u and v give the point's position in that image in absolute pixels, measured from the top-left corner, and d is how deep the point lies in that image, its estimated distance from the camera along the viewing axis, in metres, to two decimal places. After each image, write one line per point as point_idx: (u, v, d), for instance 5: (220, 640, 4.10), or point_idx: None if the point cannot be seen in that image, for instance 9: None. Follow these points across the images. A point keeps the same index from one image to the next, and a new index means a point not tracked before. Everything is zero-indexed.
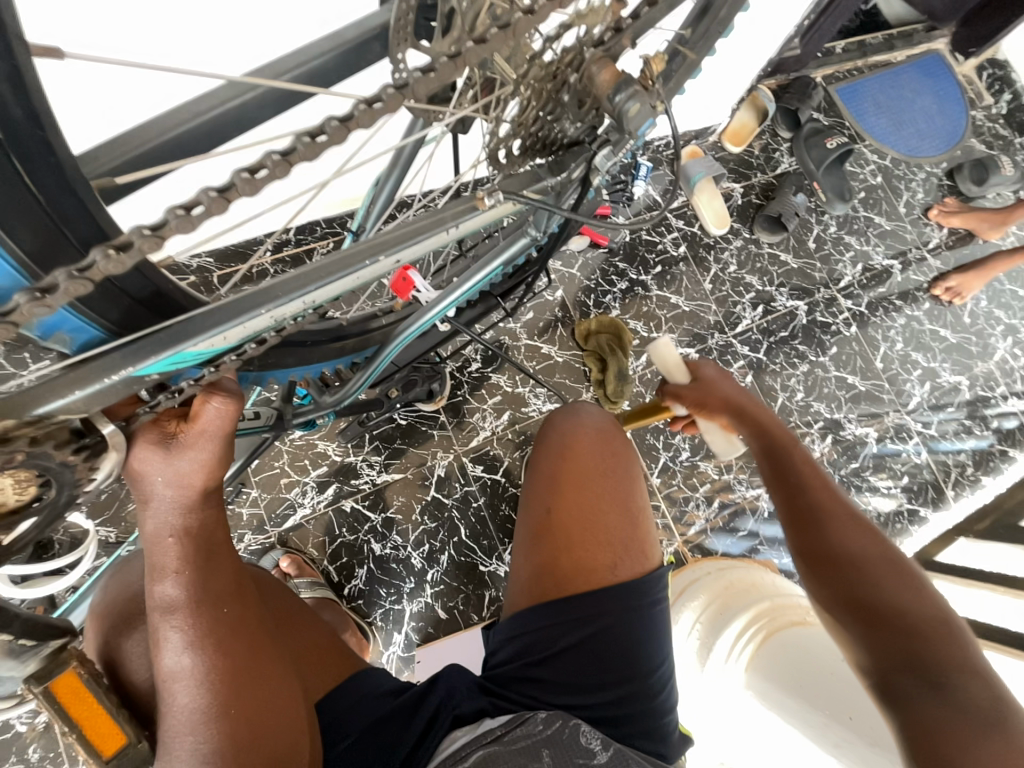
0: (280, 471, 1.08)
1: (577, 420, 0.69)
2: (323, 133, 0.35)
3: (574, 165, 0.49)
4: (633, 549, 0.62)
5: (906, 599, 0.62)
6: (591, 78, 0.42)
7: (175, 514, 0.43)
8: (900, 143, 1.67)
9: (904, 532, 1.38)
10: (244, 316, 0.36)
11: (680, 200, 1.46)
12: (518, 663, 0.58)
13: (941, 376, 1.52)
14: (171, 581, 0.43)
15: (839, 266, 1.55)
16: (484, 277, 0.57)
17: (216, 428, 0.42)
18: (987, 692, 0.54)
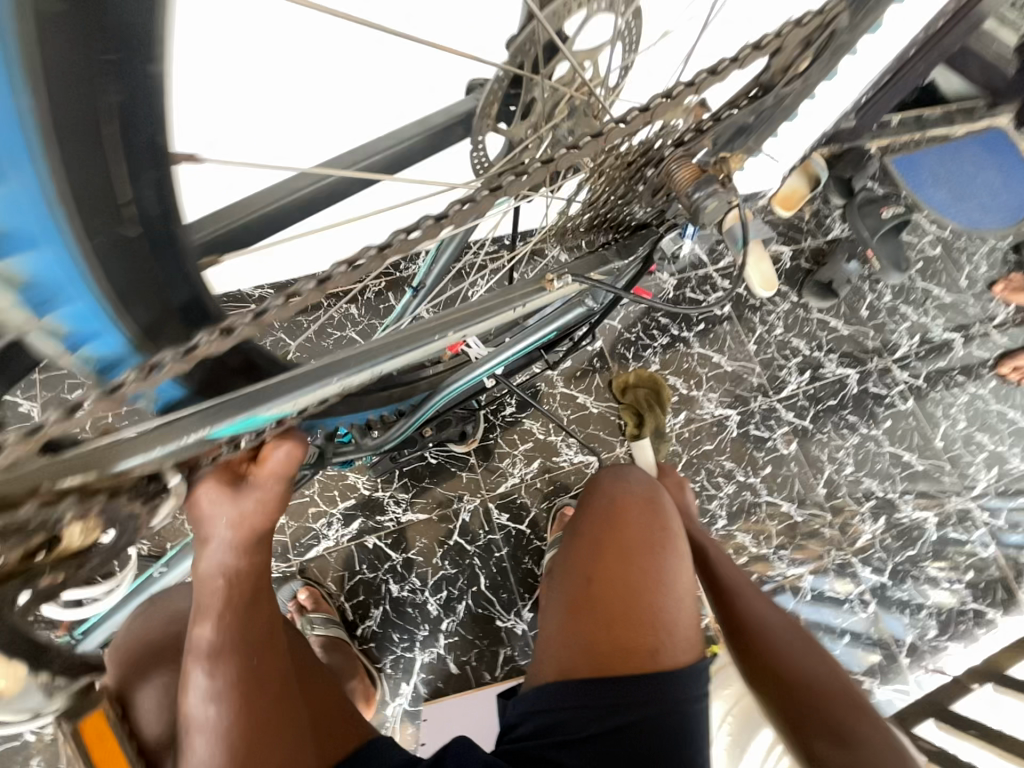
0: (309, 500, 1.09)
1: (623, 485, 0.67)
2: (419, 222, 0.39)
3: (642, 247, 0.55)
4: (677, 640, 0.58)
5: (810, 665, 0.68)
6: (671, 174, 0.45)
7: (228, 556, 0.42)
8: (962, 215, 1.62)
9: (969, 633, 1.23)
10: (318, 383, 0.39)
11: (726, 259, 1.46)
12: (538, 742, 0.54)
13: (1010, 461, 1.40)
14: (210, 624, 0.42)
15: (894, 336, 1.48)
16: (534, 341, 0.58)
17: (280, 474, 0.43)
18: (888, 749, 0.60)
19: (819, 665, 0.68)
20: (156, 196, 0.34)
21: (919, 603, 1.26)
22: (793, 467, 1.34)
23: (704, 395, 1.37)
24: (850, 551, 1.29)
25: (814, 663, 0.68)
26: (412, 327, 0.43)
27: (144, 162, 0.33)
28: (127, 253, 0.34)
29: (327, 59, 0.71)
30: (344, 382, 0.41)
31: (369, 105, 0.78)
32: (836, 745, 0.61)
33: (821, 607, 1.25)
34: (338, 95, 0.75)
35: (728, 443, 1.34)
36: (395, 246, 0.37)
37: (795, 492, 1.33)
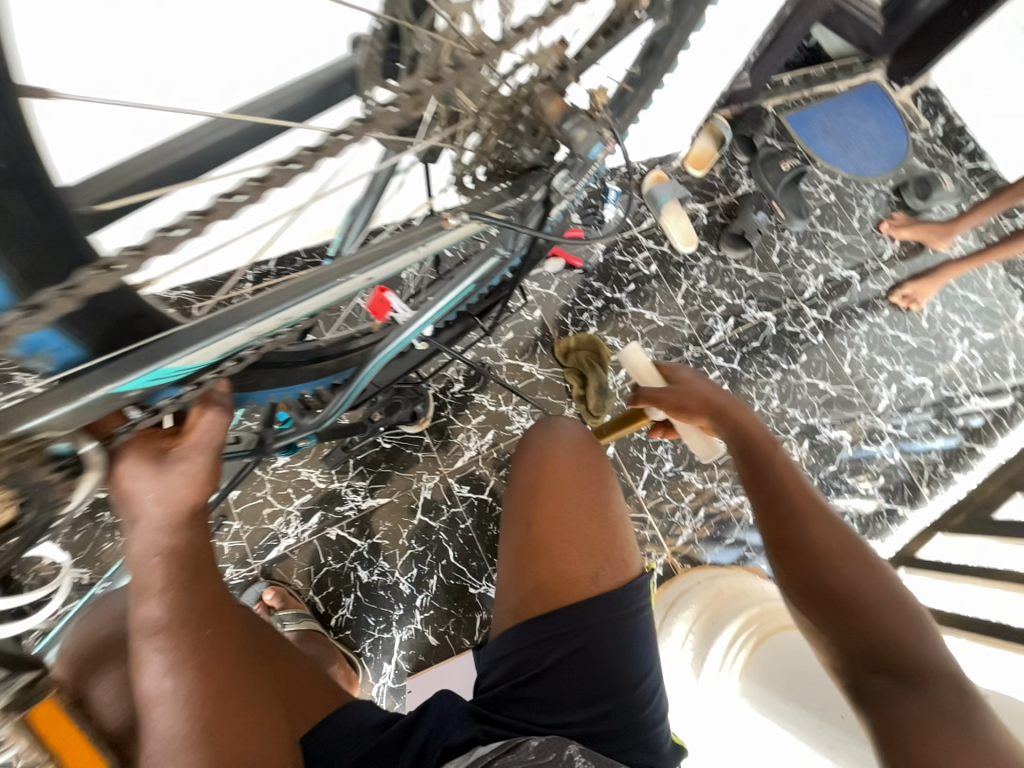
0: (262, 501, 1.06)
1: (554, 433, 0.70)
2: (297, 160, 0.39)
3: (534, 187, 0.56)
4: (612, 559, 0.62)
5: (869, 583, 0.65)
6: (542, 109, 0.48)
7: (162, 532, 0.43)
8: (850, 163, 1.79)
9: (885, 530, 1.41)
10: (225, 330, 0.40)
11: (649, 221, 1.54)
12: (508, 684, 0.58)
13: (906, 378, 1.59)
14: (156, 601, 0.43)
15: (802, 278, 1.63)
16: (455, 297, 0.59)
17: (207, 443, 0.44)
18: (955, 697, 0.56)
19: (880, 591, 0.64)
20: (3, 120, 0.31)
21: (843, 511, 1.42)
22: None
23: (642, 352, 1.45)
24: None
25: (872, 584, 0.65)
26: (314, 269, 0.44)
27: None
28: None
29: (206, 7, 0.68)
30: (252, 330, 0.42)
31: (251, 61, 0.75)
32: (894, 681, 0.58)
33: None
34: (261, 50, 0.75)
35: None
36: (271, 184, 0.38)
37: None
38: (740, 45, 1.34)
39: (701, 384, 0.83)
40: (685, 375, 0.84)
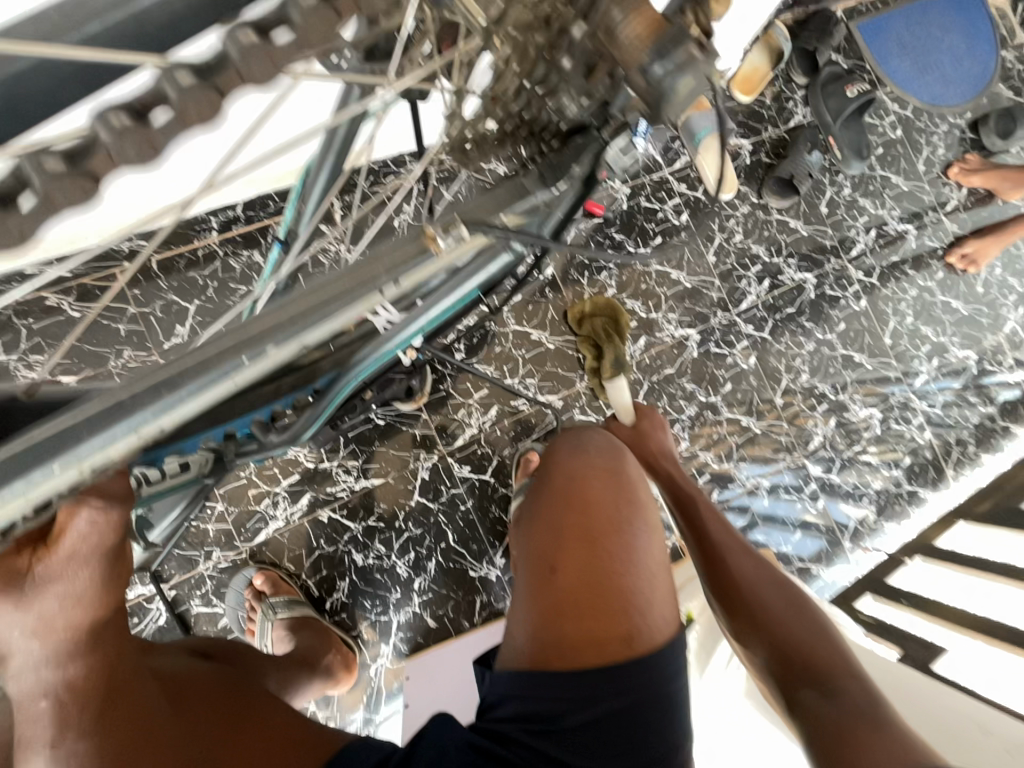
0: (247, 482, 0.98)
1: (581, 454, 0.64)
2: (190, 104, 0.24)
3: (575, 163, 0.43)
4: (651, 619, 0.56)
5: (783, 600, 0.70)
6: (611, 31, 0.29)
7: (45, 668, 0.41)
8: (924, 90, 1.50)
9: (903, 512, 1.34)
10: (83, 443, 0.33)
11: (683, 160, 1.31)
12: (520, 730, 0.52)
13: (950, 351, 1.44)
14: (47, 748, 0.42)
15: (851, 232, 1.42)
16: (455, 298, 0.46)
17: (89, 549, 0.39)
18: (869, 699, 0.58)
19: (802, 619, 0.68)
20: None
21: (863, 491, 1.35)
22: (752, 380, 1.34)
23: (664, 316, 1.29)
24: (803, 454, 1.34)
25: (786, 601, 0.70)
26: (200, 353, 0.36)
27: None
28: None
29: None
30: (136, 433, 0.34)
31: None
32: (818, 691, 0.60)
33: (776, 508, 1.32)
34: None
35: (689, 363, 1.30)
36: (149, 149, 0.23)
37: (754, 404, 1.34)
38: None
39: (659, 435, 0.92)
40: (650, 423, 0.92)
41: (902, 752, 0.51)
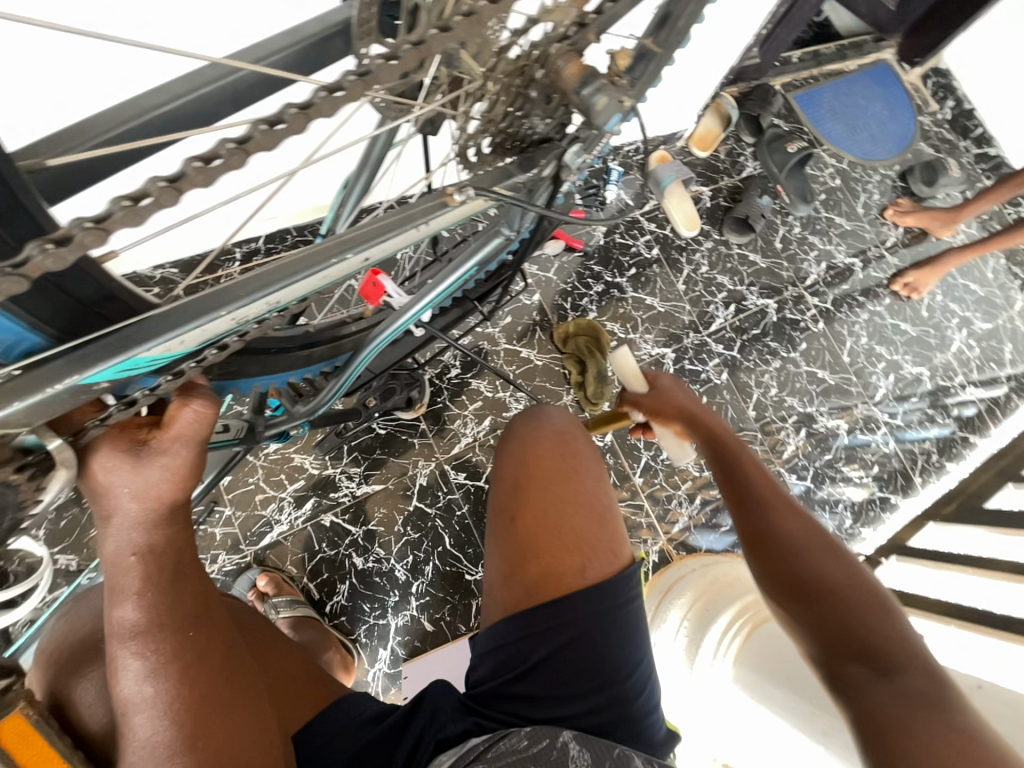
0: (255, 487, 1.04)
1: (537, 425, 0.68)
2: (283, 116, 0.35)
3: (545, 160, 0.50)
4: (599, 551, 0.61)
5: (839, 577, 0.63)
6: (558, 72, 0.43)
7: (138, 532, 0.43)
8: (856, 147, 1.74)
9: (877, 518, 1.42)
10: (204, 316, 0.37)
11: (651, 203, 1.50)
12: (499, 680, 0.57)
13: (904, 368, 1.58)
14: (132, 602, 0.43)
15: (804, 264, 1.60)
16: (456, 280, 0.56)
17: (189, 435, 0.42)
18: (934, 682, 0.53)
19: (851, 582, 0.62)
20: None
21: (837, 499, 1.42)
22: (725, 396, 1.45)
23: (641, 338, 1.42)
24: (779, 463, 1.43)
25: (836, 570, 0.64)
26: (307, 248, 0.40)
27: None
28: None
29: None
30: (234, 315, 0.39)
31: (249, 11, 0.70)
32: (873, 670, 0.55)
33: None
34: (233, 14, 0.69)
35: None
36: (257, 140, 0.34)
37: (729, 418, 1.44)
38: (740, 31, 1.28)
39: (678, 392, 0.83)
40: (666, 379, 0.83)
41: (942, 726, 0.49)
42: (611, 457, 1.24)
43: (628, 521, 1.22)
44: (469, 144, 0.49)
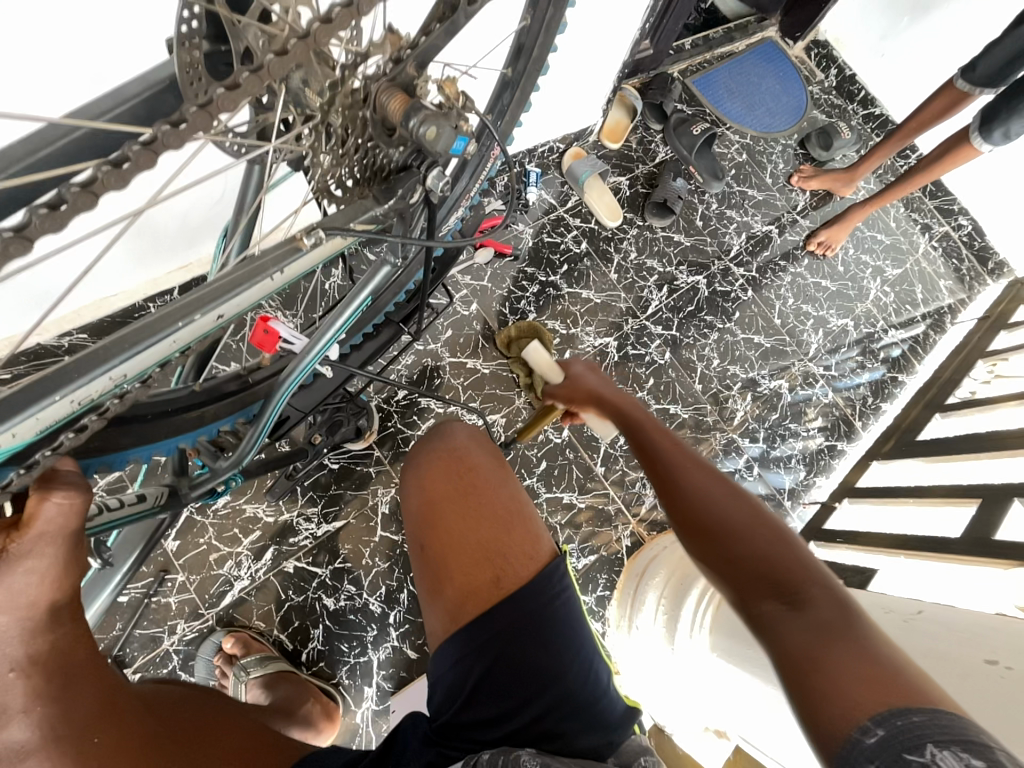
0: (207, 548, 0.99)
1: (433, 441, 0.73)
2: (96, 178, 0.33)
3: (405, 188, 0.50)
4: (513, 559, 0.65)
5: (748, 519, 0.64)
6: (384, 107, 0.44)
7: (18, 643, 0.40)
8: (756, 122, 1.84)
9: (828, 465, 1.50)
10: (32, 406, 0.34)
11: (574, 199, 1.54)
12: (451, 709, 0.60)
13: (831, 321, 1.68)
14: (19, 723, 0.40)
15: (726, 237, 1.68)
16: (355, 311, 0.56)
17: (57, 529, 0.39)
18: (836, 606, 0.54)
19: (756, 523, 0.64)
20: None
21: (790, 455, 1.50)
22: (672, 374, 1.50)
23: (583, 331, 1.45)
24: (732, 430, 1.49)
25: (744, 515, 0.65)
26: (143, 318, 0.39)
27: None
28: None
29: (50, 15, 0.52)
30: (72, 396, 0.37)
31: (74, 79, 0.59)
32: (783, 605, 0.56)
33: None
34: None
35: (613, 368, 1.45)
36: (71, 204, 0.32)
37: (679, 395, 1.49)
38: (619, 42, 1.38)
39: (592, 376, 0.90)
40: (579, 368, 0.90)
41: (855, 656, 0.50)
42: (571, 452, 1.25)
43: (596, 511, 1.23)
44: (329, 177, 0.47)
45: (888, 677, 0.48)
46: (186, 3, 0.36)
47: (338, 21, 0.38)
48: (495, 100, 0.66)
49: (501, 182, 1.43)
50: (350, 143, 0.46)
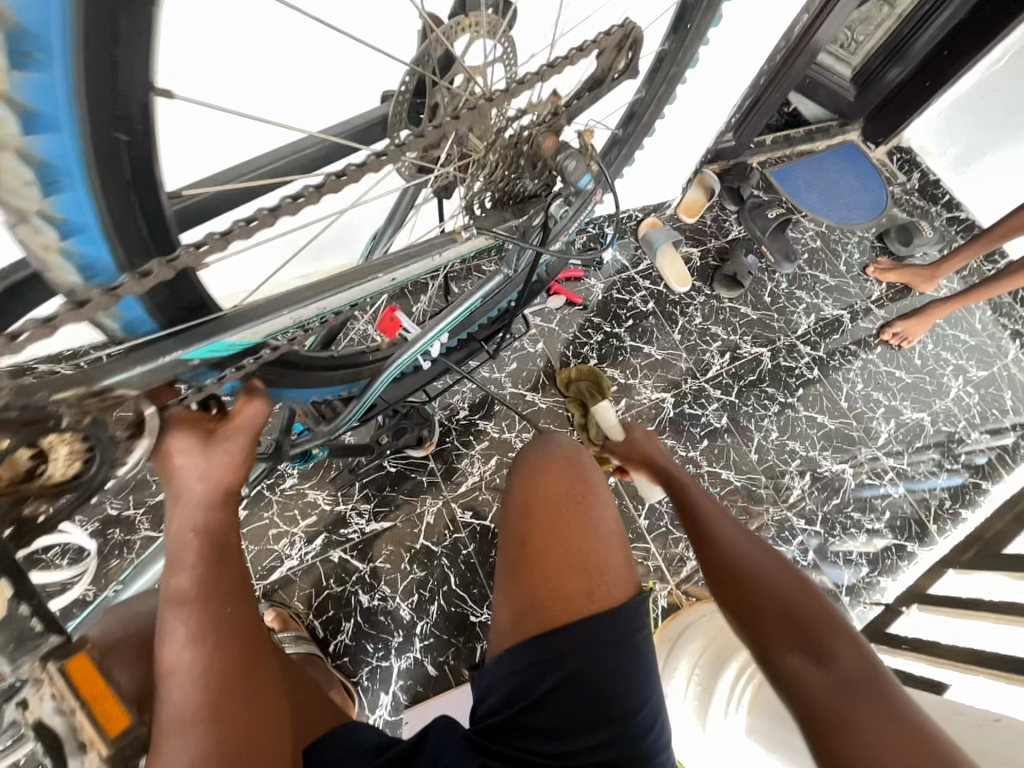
0: (269, 522, 1.08)
1: (548, 452, 0.76)
2: (323, 178, 0.46)
3: (534, 212, 0.65)
4: (609, 580, 0.66)
5: (779, 575, 0.70)
6: (539, 144, 0.58)
7: (198, 511, 0.48)
8: (834, 213, 1.90)
9: (895, 567, 1.38)
10: (268, 316, 0.48)
11: (645, 263, 1.65)
12: (507, 712, 0.61)
13: (904, 413, 1.61)
14: (186, 573, 0.46)
15: (794, 316, 1.70)
16: (466, 309, 0.66)
17: (248, 424, 0.52)
18: (862, 667, 0.59)
19: (789, 582, 0.69)
20: (144, 140, 0.43)
21: (851, 546, 1.39)
22: (727, 439, 1.48)
23: (641, 384, 1.50)
24: (786, 508, 1.43)
25: (780, 578, 0.70)
26: (346, 270, 0.52)
27: (138, 120, 0.42)
28: (114, 187, 0.43)
29: (290, 55, 0.76)
30: (293, 316, 0.50)
31: (315, 100, 0.83)
32: (809, 658, 0.61)
33: None
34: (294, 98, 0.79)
35: (667, 425, 1.46)
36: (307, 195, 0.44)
37: (732, 461, 1.46)
38: (707, 130, 1.53)
39: (650, 445, 0.98)
40: (641, 434, 0.99)
41: (885, 720, 0.54)
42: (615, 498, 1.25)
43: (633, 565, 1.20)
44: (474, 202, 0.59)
45: (918, 743, 0.51)
46: (409, 71, 0.50)
47: (515, 89, 0.51)
48: (604, 152, 0.80)
49: (581, 240, 1.57)
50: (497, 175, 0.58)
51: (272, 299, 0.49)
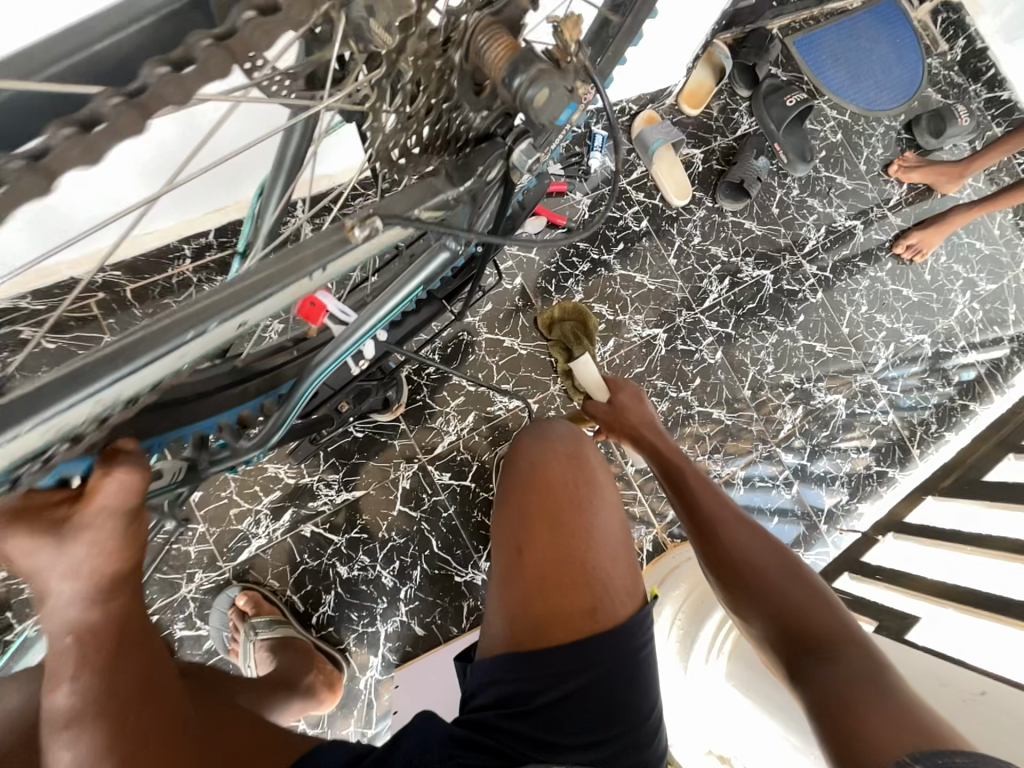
0: (228, 501, 0.99)
1: (546, 441, 0.71)
2: (98, 124, 0.27)
3: (484, 167, 0.43)
4: (616, 596, 0.63)
5: (776, 566, 0.73)
6: (481, 52, 0.36)
7: (73, 610, 0.38)
8: (859, 97, 1.60)
9: (874, 492, 1.39)
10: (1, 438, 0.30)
11: (639, 170, 1.39)
12: (496, 712, 0.58)
13: (905, 336, 1.52)
14: (67, 687, 0.38)
15: (803, 229, 1.51)
16: (400, 306, 0.49)
17: (115, 506, 0.38)
18: (860, 655, 0.61)
19: (786, 575, 0.72)
20: None
21: (834, 475, 1.39)
22: (720, 376, 1.39)
23: (631, 319, 1.35)
24: (775, 442, 1.39)
25: (779, 571, 0.73)
26: (159, 320, 0.34)
27: None
28: None
29: None
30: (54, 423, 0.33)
31: None
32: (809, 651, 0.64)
33: (753, 496, 1.36)
34: None
35: (658, 363, 1.35)
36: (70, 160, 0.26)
37: (724, 398, 1.39)
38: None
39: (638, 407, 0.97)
40: (625, 395, 0.97)
41: (884, 703, 0.55)
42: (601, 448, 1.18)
43: None
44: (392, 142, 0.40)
45: (917, 725, 0.52)
46: None
47: None
48: (595, 32, 0.57)
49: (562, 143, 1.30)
50: (422, 102, 0.39)
51: (99, 355, 0.32)
